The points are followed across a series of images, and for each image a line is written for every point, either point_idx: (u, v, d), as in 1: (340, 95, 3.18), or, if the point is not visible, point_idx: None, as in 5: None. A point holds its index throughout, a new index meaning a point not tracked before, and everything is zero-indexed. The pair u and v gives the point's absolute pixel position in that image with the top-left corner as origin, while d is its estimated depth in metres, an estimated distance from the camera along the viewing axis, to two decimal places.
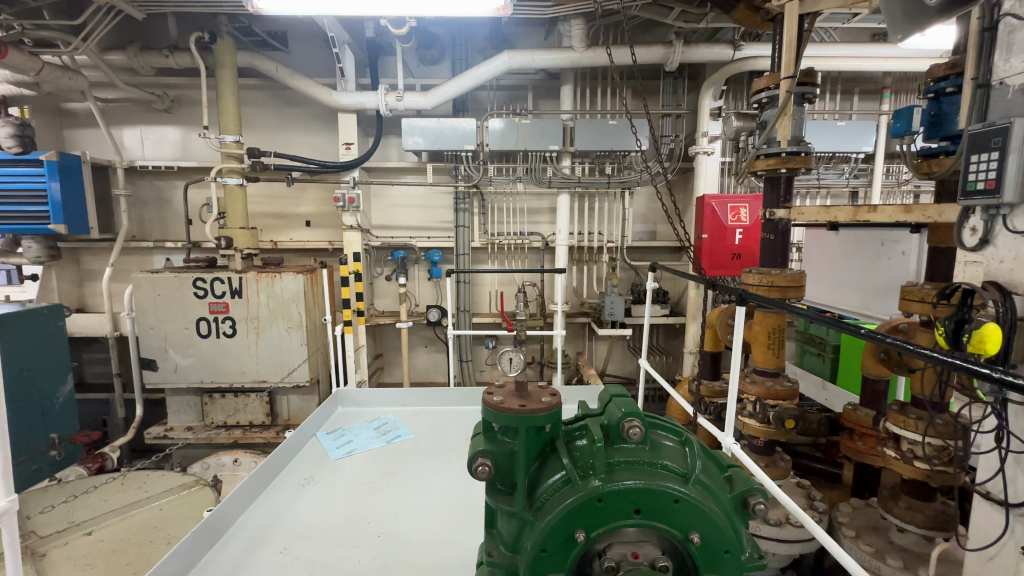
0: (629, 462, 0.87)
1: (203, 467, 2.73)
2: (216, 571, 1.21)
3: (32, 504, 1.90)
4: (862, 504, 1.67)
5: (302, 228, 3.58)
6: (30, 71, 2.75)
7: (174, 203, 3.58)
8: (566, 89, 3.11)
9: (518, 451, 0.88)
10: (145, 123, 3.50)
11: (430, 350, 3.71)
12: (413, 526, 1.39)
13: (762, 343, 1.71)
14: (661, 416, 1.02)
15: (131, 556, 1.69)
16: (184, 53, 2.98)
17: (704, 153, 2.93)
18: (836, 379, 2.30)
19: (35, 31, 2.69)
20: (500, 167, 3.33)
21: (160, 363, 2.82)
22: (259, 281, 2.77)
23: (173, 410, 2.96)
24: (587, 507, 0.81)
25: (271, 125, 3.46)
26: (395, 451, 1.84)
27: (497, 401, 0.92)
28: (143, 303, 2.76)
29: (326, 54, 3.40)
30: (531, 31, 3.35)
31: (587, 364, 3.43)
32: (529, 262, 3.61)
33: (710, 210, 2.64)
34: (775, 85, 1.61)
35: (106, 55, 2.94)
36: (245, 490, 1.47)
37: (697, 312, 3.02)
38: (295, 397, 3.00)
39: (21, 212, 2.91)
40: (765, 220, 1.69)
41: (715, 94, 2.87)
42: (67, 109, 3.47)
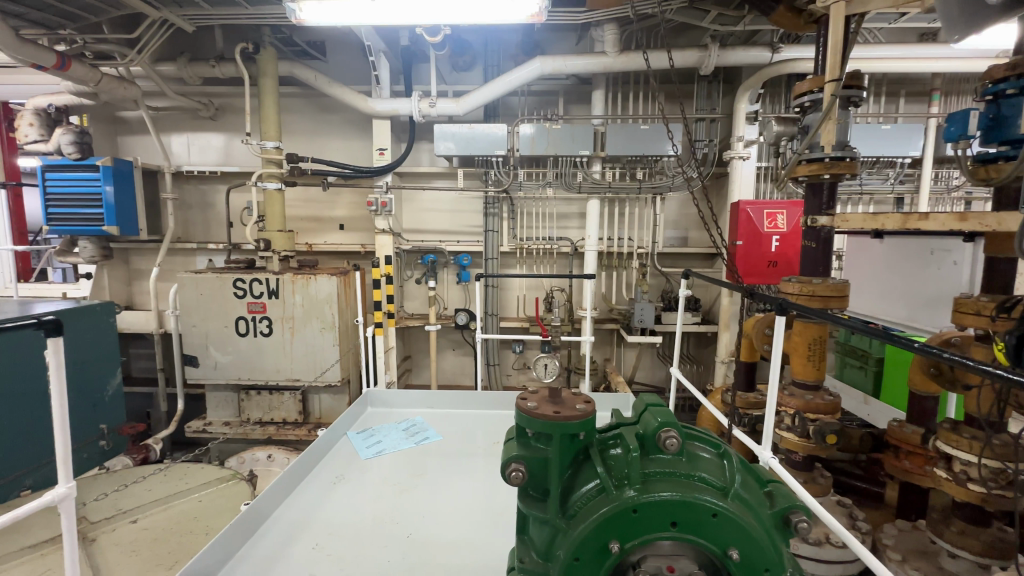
0: (666, 474, 0.86)
1: (239, 461, 2.81)
2: (252, 563, 1.24)
3: (92, 489, 2.02)
4: (909, 527, 1.59)
5: (336, 231, 3.67)
6: (91, 82, 2.91)
7: (216, 206, 3.73)
8: (597, 95, 3.13)
9: (551, 458, 0.87)
10: (191, 130, 3.67)
11: (458, 353, 3.74)
12: (442, 529, 1.40)
13: (802, 355, 1.64)
14: (698, 427, 0.99)
15: (173, 545, 1.75)
16: (230, 64, 3.11)
17: (740, 158, 2.85)
18: (879, 394, 2.20)
19: (95, 44, 2.86)
20: (531, 172, 3.35)
21: (202, 359, 2.94)
22: (295, 281, 2.86)
23: (212, 405, 3.08)
24: (622, 517, 0.81)
25: (309, 131, 3.57)
26: (423, 452, 1.86)
27: (531, 406, 0.92)
28: (187, 302, 2.88)
29: (363, 62, 3.50)
30: (563, 37, 3.35)
31: (614, 372, 3.39)
32: (558, 267, 3.60)
33: (746, 216, 2.58)
34: (819, 88, 1.56)
35: (158, 66, 3.10)
36: (280, 486, 1.51)
37: (729, 320, 2.95)
38: (327, 396, 3.07)
39: (79, 214, 3.10)
40: (806, 227, 1.63)
41: (751, 98, 2.81)
42: (121, 117, 3.68)
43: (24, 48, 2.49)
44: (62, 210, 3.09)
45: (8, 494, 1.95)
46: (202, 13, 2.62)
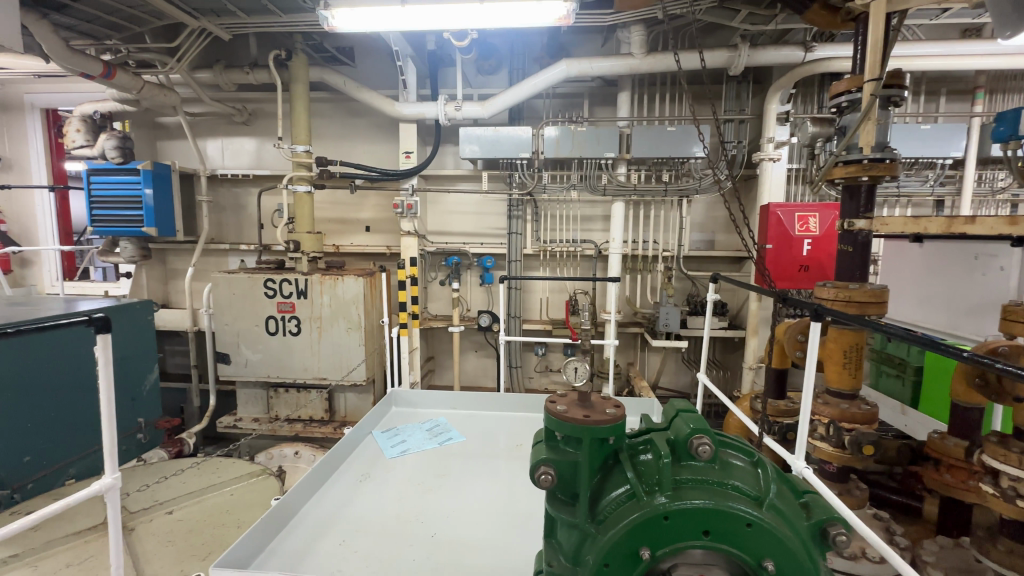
0: (697, 481, 0.84)
1: (267, 457, 2.87)
2: (281, 556, 1.27)
3: (138, 479, 2.12)
4: (952, 544, 1.52)
5: (362, 233, 3.74)
6: (133, 89, 3.04)
7: (248, 208, 3.85)
8: (623, 97, 3.12)
9: (581, 462, 0.87)
10: (226, 135, 3.80)
11: (480, 355, 3.76)
12: (466, 529, 1.40)
13: (837, 362, 1.59)
14: (730, 435, 0.97)
15: (206, 537, 1.80)
16: (263, 70, 3.20)
17: (770, 159, 2.78)
18: (918, 404, 2.12)
19: (138, 53, 2.99)
20: (555, 174, 3.35)
21: (233, 357, 3.03)
22: (323, 282, 2.92)
23: (242, 402, 3.17)
24: (652, 524, 0.80)
25: (337, 135, 3.65)
26: (446, 453, 1.88)
27: (560, 410, 0.92)
28: (221, 301, 2.98)
29: (390, 67, 3.55)
30: (588, 39, 3.35)
31: (638, 376, 3.35)
32: (581, 269, 3.58)
33: (776, 219, 2.52)
34: (857, 88, 1.51)
35: (196, 73, 3.21)
36: (309, 482, 1.55)
37: (757, 325, 2.88)
38: (352, 395, 3.12)
39: (120, 216, 3.23)
40: (843, 231, 1.59)
41: (782, 98, 2.75)
42: (161, 123, 3.83)
43: (74, 58, 2.62)
44: (104, 212, 3.23)
45: (53, 483, 2.04)
46: (237, 22, 2.70)
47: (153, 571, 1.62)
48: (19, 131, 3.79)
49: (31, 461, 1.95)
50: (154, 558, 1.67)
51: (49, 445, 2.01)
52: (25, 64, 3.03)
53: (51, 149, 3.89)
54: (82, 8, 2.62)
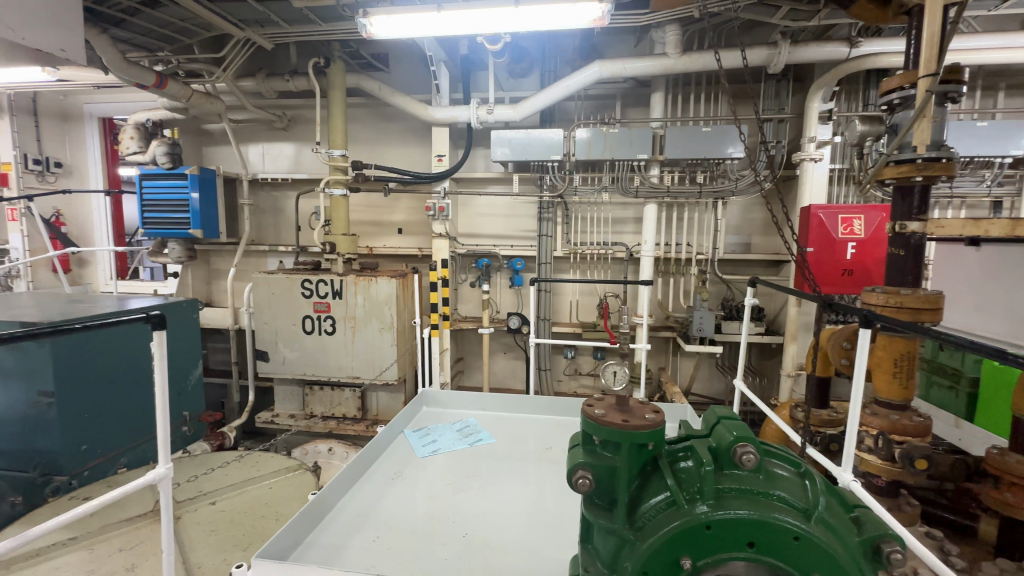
0: (741, 491, 0.82)
1: (303, 452, 2.95)
2: (319, 549, 1.31)
3: (187, 470, 2.22)
4: (1014, 568, 1.42)
5: (394, 235, 3.81)
6: (182, 98, 3.19)
7: (286, 211, 3.98)
8: (656, 97, 3.07)
9: (619, 467, 0.85)
10: (266, 140, 3.94)
11: (509, 357, 3.77)
12: (498, 531, 1.40)
13: (887, 371, 1.52)
14: (775, 444, 0.94)
15: (247, 528, 1.86)
16: (302, 77, 3.31)
17: (811, 159, 2.68)
18: (974, 417, 2.00)
19: (187, 64, 3.14)
20: (586, 176, 3.33)
21: (271, 354, 3.13)
22: (357, 283, 2.99)
23: (279, 398, 3.27)
24: (693, 533, 0.78)
25: (372, 139, 3.74)
26: (477, 454, 1.88)
27: (598, 414, 0.91)
28: (261, 300, 3.09)
29: (423, 72, 3.61)
30: (621, 40, 3.32)
31: (670, 381, 3.29)
32: (611, 272, 3.54)
33: (818, 221, 2.43)
34: (910, 84, 1.44)
35: (240, 82, 3.34)
36: (343, 478, 1.58)
37: (796, 331, 2.79)
38: (384, 394, 3.19)
39: (169, 219, 3.39)
40: (894, 234, 1.52)
41: (825, 96, 2.65)
42: (206, 130, 4.01)
43: (129, 69, 2.76)
44: (154, 215, 3.41)
45: (106, 471, 2.15)
46: (279, 31, 2.80)
47: (198, 557, 1.69)
48: (78, 138, 4.05)
49: (88, 449, 2.06)
50: (199, 545, 1.75)
51: (104, 435, 2.12)
52: (87, 75, 3.23)
53: (107, 156, 4.14)
54: (139, 22, 2.78)
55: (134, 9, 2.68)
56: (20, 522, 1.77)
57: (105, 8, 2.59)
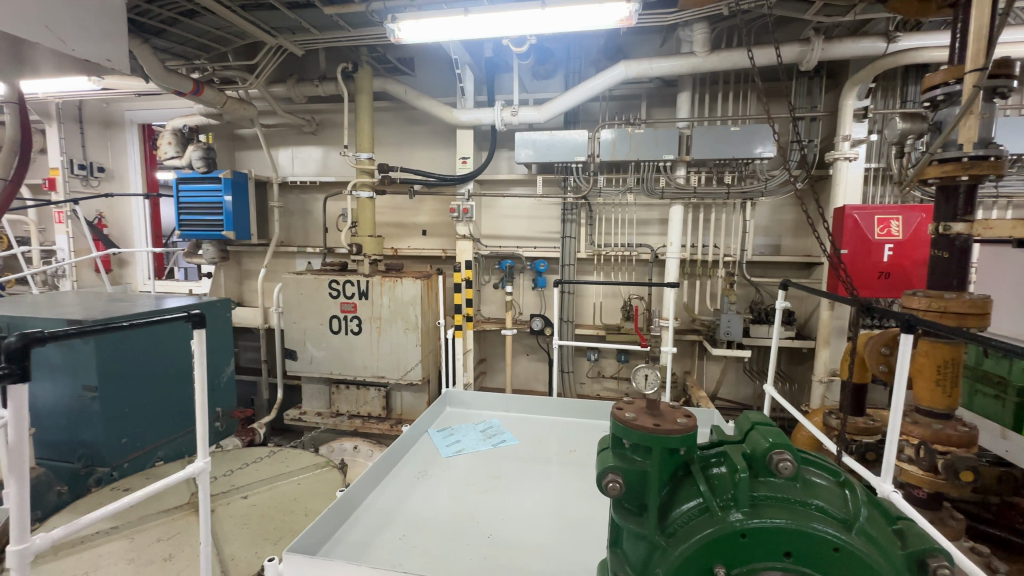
0: (777, 499, 0.80)
1: (329, 450, 3.01)
2: (347, 545, 1.33)
3: (224, 464, 2.30)
4: None
5: (419, 237, 3.85)
6: (218, 104, 3.30)
7: (314, 213, 4.07)
8: (683, 97, 3.03)
9: (650, 472, 0.84)
10: (296, 144, 4.04)
11: (532, 359, 3.77)
12: (523, 532, 1.40)
13: (929, 379, 1.45)
14: (812, 452, 0.91)
15: (277, 522, 1.91)
16: (331, 82, 3.39)
17: (845, 159, 2.60)
18: (1021, 428, 1.91)
19: (222, 71, 3.25)
20: (611, 177, 3.30)
21: (300, 353, 3.21)
22: (383, 284, 3.04)
23: (307, 396, 3.35)
24: (727, 540, 0.77)
25: (397, 142, 3.79)
26: (501, 455, 1.89)
27: (629, 417, 0.90)
28: (290, 300, 3.16)
29: (448, 75, 3.65)
30: (647, 40, 3.28)
31: (696, 385, 3.23)
32: (636, 274, 3.50)
33: (853, 222, 2.35)
34: (956, 79, 1.38)
35: (272, 87, 3.44)
36: (370, 477, 1.61)
37: (829, 335, 2.70)
38: (408, 394, 3.22)
39: (204, 221, 3.51)
40: (937, 236, 1.46)
41: (860, 93, 2.57)
42: (239, 135, 4.14)
43: (169, 77, 2.87)
44: (190, 217, 3.53)
45: (144, 463, 2.23)
46: (310, 38, 2.87)
47: (231, 550, 1.74)
48: (120, 144, 4.23)
49: (127, 443, 2.14)
50: (233, 538, 1.80)
51: (142, 429, 2.20)
52: (128, 84, 3.38)
53: (145, 160, 4.31)
54: (178, 32, 2.89)
55: (173, 19, 2.79)
56: (66, 510, 1.86)
57: (147, 19, 2.69)
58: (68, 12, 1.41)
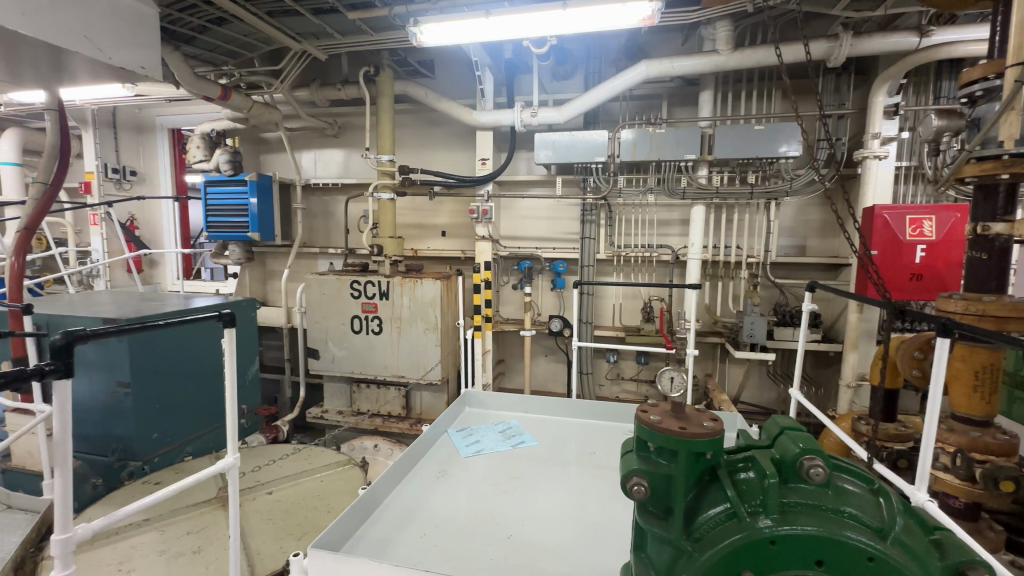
0: (808, 506, 0.79)
1: (350, 448, 3.05)
2: (369, 543, 1.35)
3: (253, 460, 2.36)
4: None
5: (438, 238, 3.89)
6: (245, 109, 3.38)
7: (336, 214, 4.14)
8: (705, 96, 2.99)
9: (676, 476, 0.83)
10: (318, 147, 4.12)
11: (550, 359, 3.77)
12: (543, 534, 1.40)
13: (966, 385, 1.41)
14: (844, 458, 0.89)
15: (302, 518, 1.94)
16: (353, 86, 3.44)
17: (875, 157, 2.53)
18: None
19: (248, 76, 3.33)
20: (631, 177, 3.28)
21: (322, 352, 3.26)
22: (404, 284, 3.07)
23: (329, 395, 3.40)
24: (756, 546, 0.76)
25: (418, 144, 3.83)
26: (521, 456, 1.89)
27: (654, 420, 0.89)
28: (313, 300, 3.22)
29: (468, 77, 3.67)
30: (669, 38, 3.25)
31: (718, 389, 3.18)
32: (656, 275, 3.47)
33: (883, 223, 2.28)
34: (996, 74, 1.33)
35: (296, 92, 3.52)
36: (391, 475, 1.62)
37: (857, 339, 2.63)
38: (428, 393, 3.25)
39: (230, 222, 3.60)
40: (975, 236, 1.43)
41: (890, 89, 2.50)
42: (264, 138, 4.23)
43: (199, 83, 2.95)
44: (217, 219, 3.63)
45: (174, 458, 2.29)
46: (333, 42, 2.92)
47: (257, 544, 1.78)
48: (150, 148, 4.37)
49: (158, 438, 2.21)
50: (258, 533, 1.83)
51: (172, 425, 2.27)
52: (159, 90, 3.49)
53: (175, 163, 4.45)
54: (207, 38, 2.97)
55: (203, 27, 2.86)
56: (101, 502, 1.92)
57: (178, 27, 2.77)
58: (108, 22, 1.45)
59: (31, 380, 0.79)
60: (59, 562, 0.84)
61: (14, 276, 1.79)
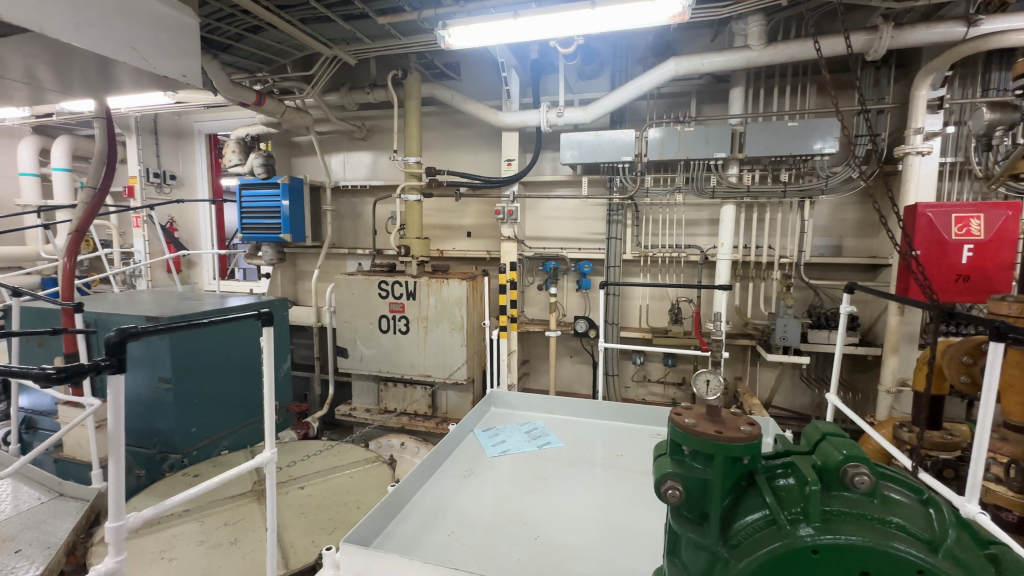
0: (852, 515, 0.76)
1: (378, 446, 3.11)
2: (397, 539, 1.36)
3: (289, 455, 2.43)
4: None
5: (464, 239, 3.92)
6: (277, 114, 3.49)
7: (364, 216, 4.22)
8: (736, 93, 2.92)
9: (712, 481, 0.81)
10: (347, 150, 4.21)
11: (576, 361, 3.75)
12: (570, 535, 1.39)
13: (1021, 394, 1.38)
14: (890, 466, 0.86)
15: (332, 512, 1.99)
16: (381, 89, 3.49)
17: (917, 153, 2.43)
18: None
19: (281, 82, 3.43)
20: (658, 177, 3.24)
21: (351, 351, 3.33)
22: (430, 285, 3.11)
23: (357, 393, 3.47)
24: (797, 555, 0.74)
25: (444, 146, 3.87)
26: (548, 458, 1.88)
27: (689, 423, 0.87)
28: (342, 300, 3.30)
29: (493, 78, 3.69)
30: (698, 35, 3.20)
31: (748, 392, 3.10)
32: (684, 276, 3.41)
33: (926, 221, 2.19)
34: None
35: (326, 96, 3.60)
36: (420, 473, 1.64)
37: (898, 342, 2.53)
38: (453, 393, 3.28)
39: (263, 224, 3.71)
40: None
41: (935, 82, 2.39)
42: (295, 142, 4.35)
43: (234, 90, 3.05)
44: (250, 221, 3.75)
45: (211, 452, 2.37)
46: (362, 47, 2.98)
47: (291, 537, 1.83)
48: (189, 153, 4.55)
49: (196, 432, 2.29)
50: (291, 527, 1.88)
51: (209, 420, 2.35)
52: (198, 97, 3.63)
53: (211, 167, 4.65)
54: (243, 46, 3.07)
55: (240, 35, 2.96)
56: (145, 492, 2.01)
57: (216, 36, 2.87)
58: (160, 36, 1.50)
59: (88, 374, 0.84)
60: (111, 549, 0.88)
61: (66, 276, 1.90)
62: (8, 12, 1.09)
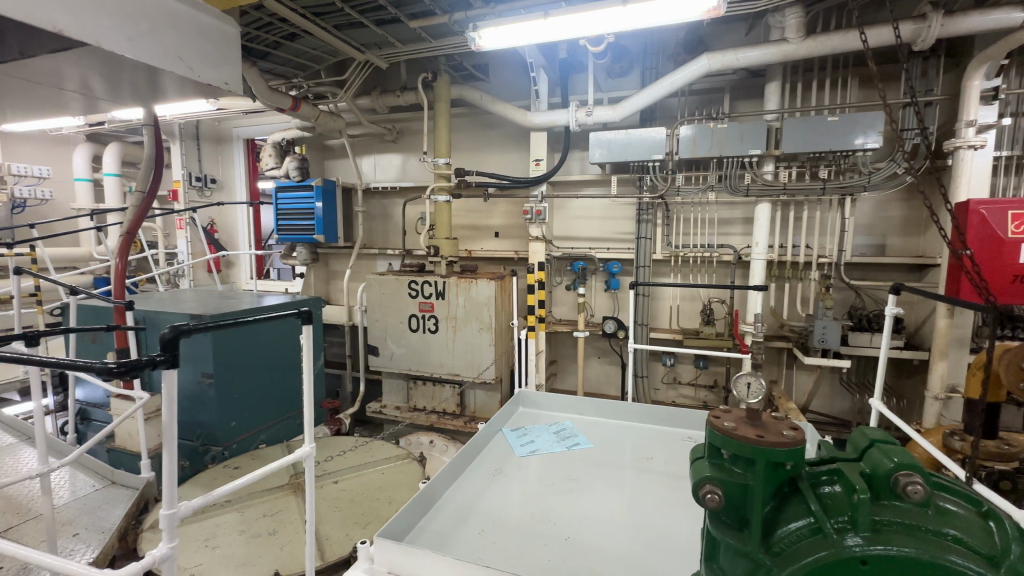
0: (903, 525, 0.74)
1: (407, 442, 3.16)
2: (429, 536, 1.38)
3: (324, 450, 2.50)
4: None
5: (491, 239, 3.94)
6: (312, 118, 3.58)
7: (394, 217, 4.30)
8: (771, 87, 2.83)
9: (753, 486, 0.79)
10: (378, 152, 4.29)
11: (604, 361, 3.72)
12: (601, 537, 1.38)
13: None
14: (944, 475, 0.82)
15: (365, 507, 2.04)
16: (411, 92, 3.55)
17: (969, 147, 2.31)
18: None
19: (315, 87, 3.53)
20: (690, 175, 3.18)
21: (381, 349, 3.39)
22: (459, 285, 3.14)
23: (387, 390, 3.53)
24: (845, 565, 0.72)
25: (472, 146, 3.91)
26: (577, 459, 1.87)
27: (729, 426, 0.85)
28: (374, 299, 3.36)
29: (521, 79, 3.70)
30: (731, 29, 3.14)
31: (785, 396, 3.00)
32: (717, 276, 3.33)
33: (979, 218, 2.08)
34: None
35: (358, 100, 3.68)
36: (450, 471, 1.66)
37: (947, 346, 2.41)
38: (481, 392, 3.31)
39: (297, 226, 3.82)
40: None
41: (988, 72, 2.27)
42: (328, 145, 4.47)
43: (272, 96, 3.15)
44: (286, 223, 3.87)
45: (250, 445, 2.46)
46: (393, 51, 3.03)
47: (326, 530, 1.88)
48: (228, 157, 4.73)
49: (236, 426, 2.37)
50: (326, 519, 1.94)
51: (248, 414, 2.43)
52: (238, 104, 3.77)
53: (249, 170, 4.82)
54: (280, 53, 3.17)
55: (277, 43, 3.06)
56: (190, 482, 2.10)
57: (255, 44, 2.97)
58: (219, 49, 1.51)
59: (144, 369, 0.88)
60: (164, 535, 0.92)
61: (117, 275, 1.99)
62: (69, 26, 1.16)
